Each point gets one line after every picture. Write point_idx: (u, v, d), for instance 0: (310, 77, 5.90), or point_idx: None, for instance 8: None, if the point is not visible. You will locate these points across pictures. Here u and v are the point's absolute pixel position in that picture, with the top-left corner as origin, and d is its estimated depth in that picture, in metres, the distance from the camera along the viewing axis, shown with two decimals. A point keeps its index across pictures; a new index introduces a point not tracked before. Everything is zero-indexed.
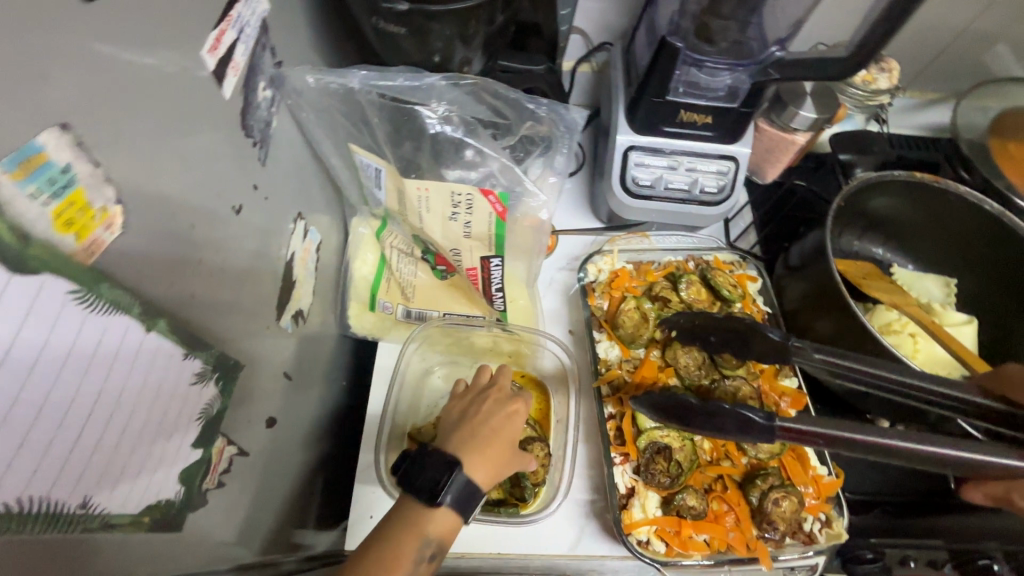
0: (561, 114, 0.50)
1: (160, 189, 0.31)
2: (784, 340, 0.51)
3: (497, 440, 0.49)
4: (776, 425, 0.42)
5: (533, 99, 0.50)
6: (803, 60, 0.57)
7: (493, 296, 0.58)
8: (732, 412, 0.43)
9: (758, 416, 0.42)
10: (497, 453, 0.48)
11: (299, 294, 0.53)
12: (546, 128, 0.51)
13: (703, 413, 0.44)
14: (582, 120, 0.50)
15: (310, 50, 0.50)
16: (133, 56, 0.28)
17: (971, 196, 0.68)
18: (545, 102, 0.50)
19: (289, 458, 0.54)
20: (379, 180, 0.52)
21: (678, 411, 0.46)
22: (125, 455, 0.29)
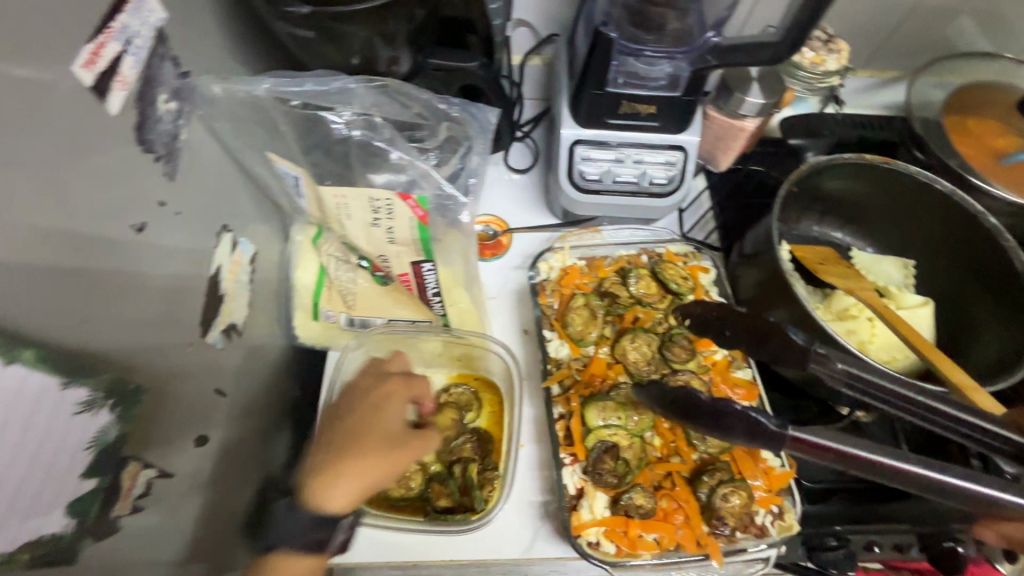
0: (474, 113, 0.49)
1: (24, 215, 0.30)
2: (806, 344, 0.45)
3: (363, 448, 0.48)
4: (787, 435, 0.36)
5: (445, 99, 0.48)
6: (742, 46, 0.57)
7: (430, 299, 0.59)
8: (742, 414, 0.37)
9: (771, 422, 0.36)
10: (359, 465, 0.47)
11: (230, 308, 0.52)
12: (460, 128, 0.50)
13: (706, 411, 0.39)
14: (494, 119, 0.49)
15: (223, 57, 0.48)
16: None
17: (922, 175, 0.67)
18: (457, 101, 0.49)
19: (235, 476, 0.53)
20: (298, 189, 0.52)
21: (684, 409, 0.41)
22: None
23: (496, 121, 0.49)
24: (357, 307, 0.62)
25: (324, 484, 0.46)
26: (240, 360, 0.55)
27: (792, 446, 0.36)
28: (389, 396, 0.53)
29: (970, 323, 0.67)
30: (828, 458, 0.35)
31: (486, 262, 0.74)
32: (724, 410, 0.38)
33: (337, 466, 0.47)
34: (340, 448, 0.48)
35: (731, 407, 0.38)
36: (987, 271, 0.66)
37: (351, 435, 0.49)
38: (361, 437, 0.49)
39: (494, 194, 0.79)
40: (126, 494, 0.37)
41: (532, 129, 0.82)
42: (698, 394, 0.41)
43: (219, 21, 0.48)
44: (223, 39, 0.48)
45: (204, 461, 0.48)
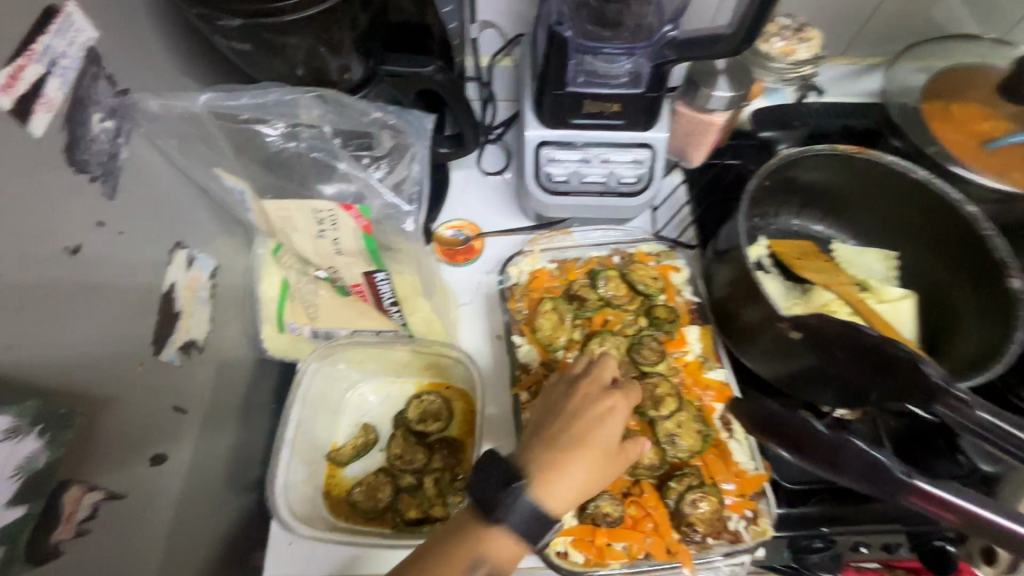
0: (411, 119, 0.49)
1: None
2: (943, 386, 0.42)
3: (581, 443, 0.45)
4: (911, 482, 0.35)
5: (381, 107, 0.48)
6: (698, 39, 0.56)
7: (388, 309, 0.58)
8: (863, 453, 0.36)
9: (894, 467, 0.35)
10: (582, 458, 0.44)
11: (187, 324, 0.52)
12: (399, 135, 0.49)
13: (826, 444, 0.37)
14: (430, 124, 0.49)
15: (165, 74, 0.48)
16: None
17: (898, 164, 0.65)
18: (393, 109, 0.48)
19: (201, 494, 0.53)
20: (246, 204, 0.52)
21: (792, 439, 0.39)
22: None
23: (433, 125, 0.49)
24: (320, 318, 0.61)
25: (552, 493, 0.43)
26: (204, 375, 0.54)
27: (906, 496, 0.35)
28: (601, 417, 0.46)
29: (954, 315, 0.65)
30: (950, 514, 0.34)
31: (457, 268, 0.73)
32: (843, 446, 0.36)
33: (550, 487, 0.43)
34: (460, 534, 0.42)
35: (852, 447, 0.36)
36: (969, 261, 0.64)
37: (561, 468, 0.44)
38: (575, 476, 0.43)
39: (466, 199, 0.78)
40: (67, 520, 0.37)
41: (504, 131, 0.81)
42: (815, 426, 0.39)
43: (160, 38, 0.48)
44: (165, 55, 0.48)
45: (163, 480, 0.48)
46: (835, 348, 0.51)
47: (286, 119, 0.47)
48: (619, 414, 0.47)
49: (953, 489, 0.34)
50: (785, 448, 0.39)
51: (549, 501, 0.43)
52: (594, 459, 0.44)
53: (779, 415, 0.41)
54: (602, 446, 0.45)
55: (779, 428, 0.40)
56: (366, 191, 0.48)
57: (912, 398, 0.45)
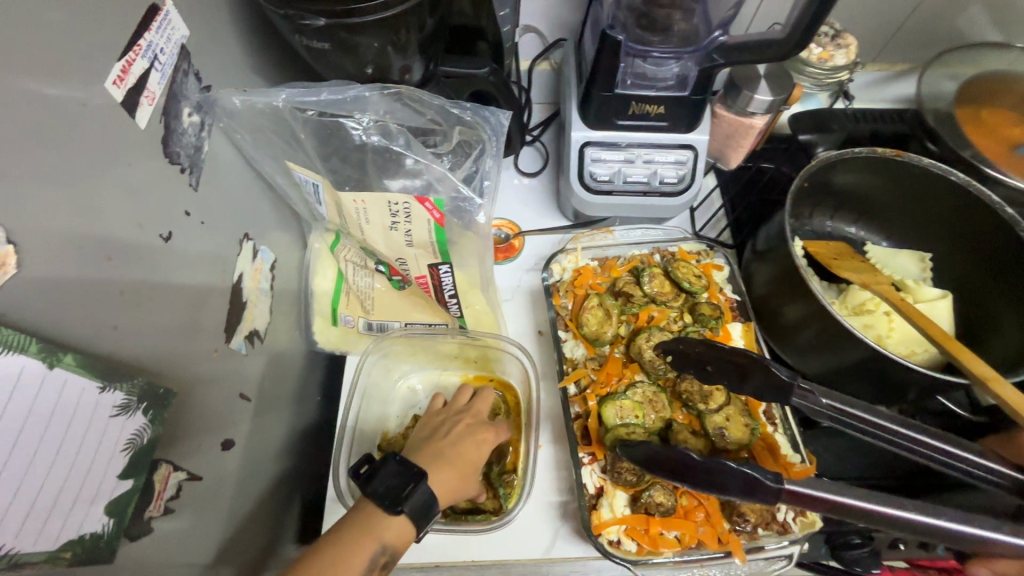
0: (486, 117, 0.50)
1: (65, 226, 0.31)
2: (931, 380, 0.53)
3: (464, 453, 0.51)
4: (783, 488, 0.36)
5: (458, 104, 0.50)
6: (747, 44, 0.57)
7: (446, 302, 0.59)
8: (738, 472, 0.36)
9: (766, 477, 0.36)
10: (458, 469, 0.49)
11: (252, 314, 0.54)
12: (473, 132, 0.51)
13: (702, 470, 0.38)
14: (506, 122, 0.50)
15: (240, 71, 0.50)
16: (19, 85, 0.29)
17: (935, 167, 0.66)
18: (469, 106, 0.50)
19: (260, 479, 0.54)
20: (318, 196, 0.52)
21: (677, 470, 0.39)
22: (27, 503, 0.30)
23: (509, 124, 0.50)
24: (375, 312, 0.63)
25: (438, 474, 0.48)
26: (264, 365, 0.56)
27: (782, 502, 0.36)
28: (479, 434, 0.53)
29: (990, 315, 0.67)
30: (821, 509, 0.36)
31: (499, 265, 0.75)
32: (719, 469, 0.37)
33: (439, 477, 0.48)
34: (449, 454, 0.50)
35: (725, 466, 0.37)
36: (1007, 263, 0.65)
37: (443, 464, 0.49)
38: (453, 476, 0.49)
39: (506, 198, 0.80)
40: (158, 496, 0.39)
41: (542, 133, 0.83)
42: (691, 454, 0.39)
43: (236, 36, 0.49)
44: (239, 52, 0.50)
45: (230, 464, 0.49)
46: (852, 352, 0.57)
47: (365, 114, 0.49)
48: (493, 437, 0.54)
49: (822, 486, 0.37)
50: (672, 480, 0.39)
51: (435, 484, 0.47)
52: (462, 470, 0.49)
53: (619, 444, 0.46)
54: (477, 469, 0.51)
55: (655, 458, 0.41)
56: (436, 183, 0.50)
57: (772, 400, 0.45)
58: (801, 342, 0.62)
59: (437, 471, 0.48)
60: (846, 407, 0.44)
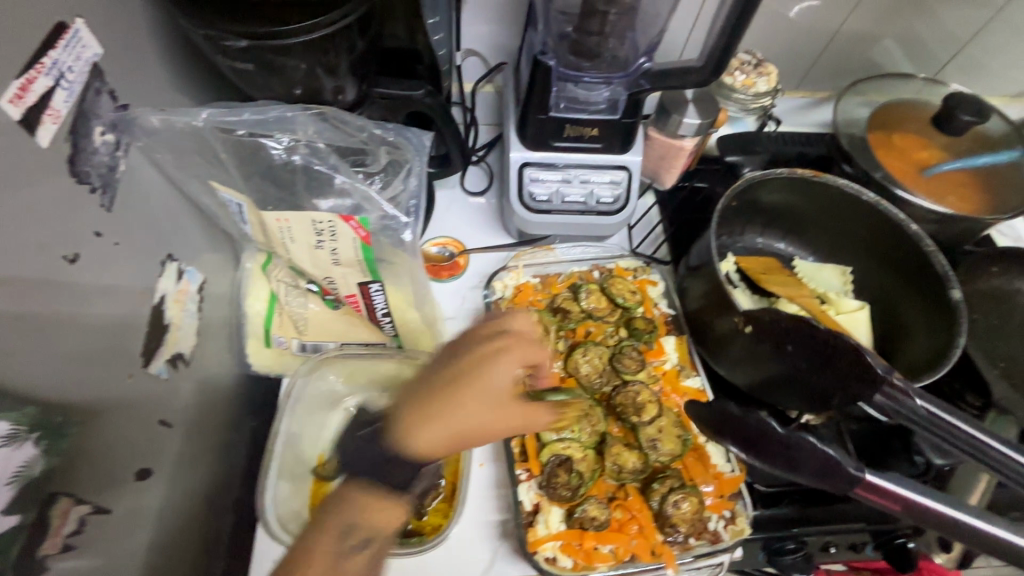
0: (410, 137, 0.51)
1: None
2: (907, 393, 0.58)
3: (462, 390, 0.45)
4: (863, 479, 0.37)
5: (380, 124, 0.50)
6: (671, 71, 0.60)
7: (379, 320, 0.59)
8: (815, 450, 0.39)
9: (848, 464, 0.38)
10: (472, 409, 0.44)
11: (175, 337, 0.52)
12: (398, 152, 0.51)
13: (778, 443, 0.41)
14: (428, 141, 0.51)
15: (161, 91, 0.49)
16: None
17: (850, 187, 0.71)
18: (392, 126, 0.51)
19: (184, 509, 0.52)
20: (242, 216, 0.52)
21: (747, 437, 0.42)
22: None
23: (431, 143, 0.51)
24: (308, 332, 0.61)
25: (412, 430, 0.44)
26: (188, 389, 0.54)
27: (855, 490, 0.38)
28: (489, 362, 0.46)
29: (903, 324, 0.71)
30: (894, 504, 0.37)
31: (441, 284, 0.75)
32: (797, 445, 0.40)
33: (437, 427, 0.44)
34: (444, 391, 0.45)
35: (804, 444, 0.40)
36: (916, 275, 0.70)
37: (427, 411, 0.45)
38: (431, 422, 0.44)
39: (451, 217, 0.81)
40: (57, 533, 0.37)
41: (487, 153, 0.85)
42: (772, 426, 0.42)
43: (158, 56, 0.49)
44: (161, 71, 0.49)
45: (148, 495, 0.47)
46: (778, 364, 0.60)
47: (286, 134, 0.48)
48: (505, 358, 0.47)
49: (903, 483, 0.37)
50: (744, 450, 0.42)
51: (405, 441, 0.44)
52: (475, 413, 0.44)
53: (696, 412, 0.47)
54: (497, 395, 0.45)
55: (729, 425, 0.43)
56: (365, 205, 0.50)
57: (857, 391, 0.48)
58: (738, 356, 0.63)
59: (421, 427, 0.44)
60: (945, 416, 0.43)
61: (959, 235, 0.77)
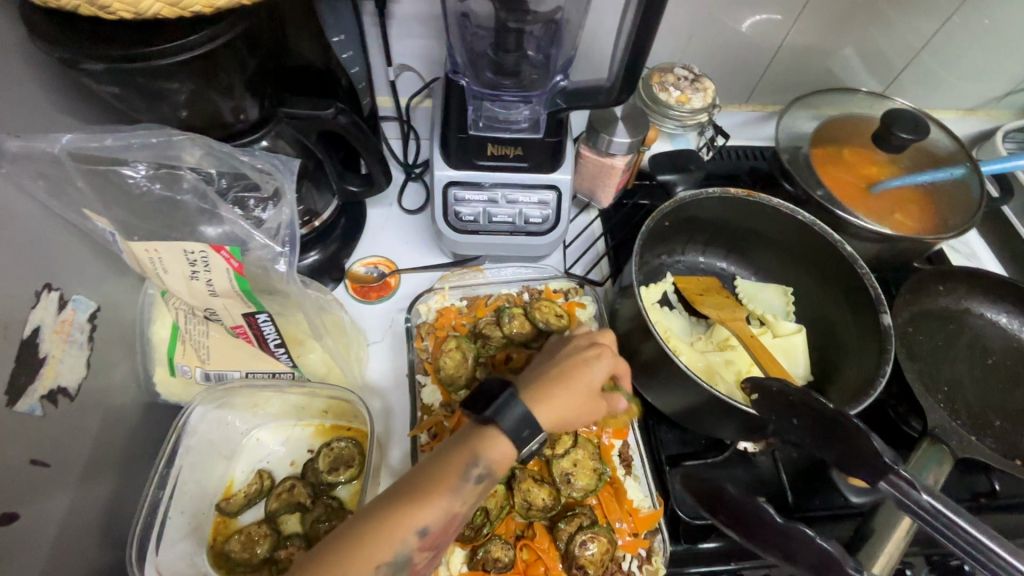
0: (279, 159, 0.50)
1: None
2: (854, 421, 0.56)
3: (576, 379, 0.49)
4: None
5: (246, 150, 0.49)
6: (585, 90, 0.59)
7: (275, 351, 0.57)
8: (816, 547, 0.40)
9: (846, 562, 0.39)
10: (570, 392, 0.48)
11: (53, 371, 0.49)
12: (268, 176, 0.50)
13: (778, 532, 0.41)
14: (294, 160, 0.49)
15: (34, 114, 0.47)
16: None
17: (783, 207, 0.69)
18: (260, 153, 0.49)
19: (65, 555, 0.50)
20: (119, 246, 0.50)
21: (743, 522, 0.43)
22: None
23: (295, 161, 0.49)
24: (211, 361, 0.59)
25: (547, 395, 0.47)
26: (76, 425, 0.52)
27: None
28: (595, 355, 0.51)
29: (841, 346, 0.69)
30: None
31: (371, 305, 0.73)
32: (795, 537, 0.40)
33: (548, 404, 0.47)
34: (568, 372, 0.49)
35: (804, 538, 0.40)
36: (850, 294, 0.68)
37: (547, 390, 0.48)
38: (551, 392, 0.47)
39: (384, 236, 0.78)
40: None
41: (424, 170, 0.83)
42: (771, 513, 0.42)
43: (29, 77, 0.46)
44: (34, 94, 0.47)
45: (17, 541, 0.45)
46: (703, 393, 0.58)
47: (147, 163, 0.48)
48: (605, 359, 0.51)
49: None
50: (734, 527, 0.43)
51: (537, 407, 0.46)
52: (575, 394, 0.48)
53: (735, 504, 0.44)
54: (592, 386, 0.49)
55: (730, 508, 0.44)
56: (239, 235, 0.50)
57: (856, 473, 0.45)
58: (659, 384, 0.62)
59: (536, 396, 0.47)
60: (952, 515, 0.41)
61: (905, 254, 0.75)
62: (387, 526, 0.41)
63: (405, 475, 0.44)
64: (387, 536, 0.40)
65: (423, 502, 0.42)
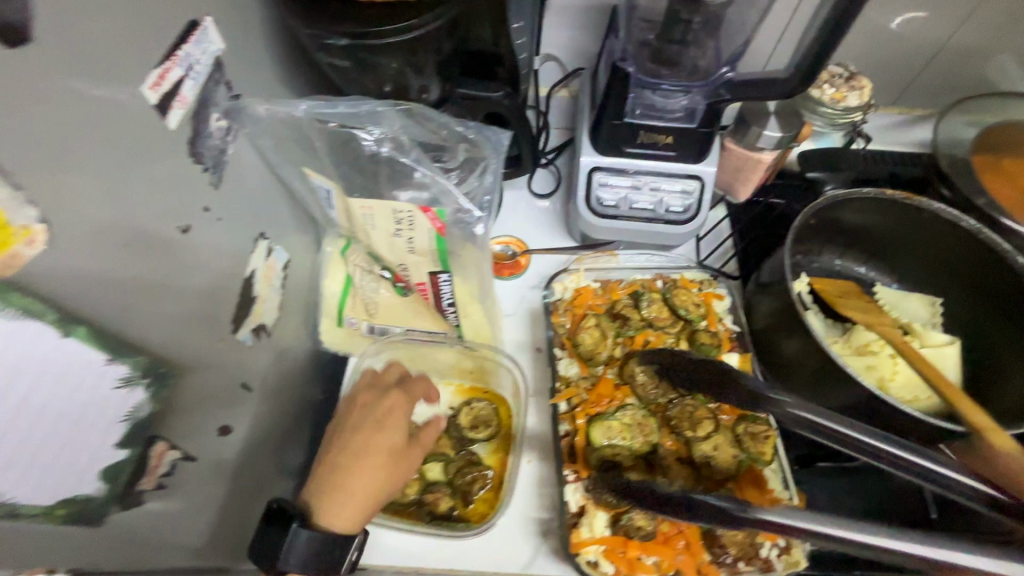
0: (489, 135, 0.54)
1: (105, 209, 0.35)
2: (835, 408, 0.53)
3: (369, 451, 0.53)
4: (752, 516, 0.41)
5: (463, 123, 0.53)
6: (753, 81, 0.59)
7: (445, 310, 0.64)
8: (703, 502, 0.43)
9: (733, 506, 0.42)
10: (366, 469, 0.52)
11: (260, 310, 0.56)
12: (477, 149, 0.54)
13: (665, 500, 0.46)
14: (507, 140, 0.53)
15: (269, 81, 0.54)
16: (82, 86, 0.33)
17: (946, 213, 0.67)
18: (473, 125, 0.54)
19: (252, 470, 0.57)
20: (330, 201, 0.58)
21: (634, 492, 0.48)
22: (35, 452, 0.31)
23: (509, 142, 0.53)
24: (378, 316, 0.66)
25: (335, 500, 0.50)
26: (267, 359, 0.59)
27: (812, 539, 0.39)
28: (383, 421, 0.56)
29: (998, 365, 0.66)
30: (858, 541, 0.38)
31: (505, 282, 0.76)
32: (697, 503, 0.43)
33: (333, 504, 0.50)
34: (350, 450, 0.53)
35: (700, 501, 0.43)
36: (1016, 310, 0.65)
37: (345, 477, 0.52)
38: (348, 489, 0.51)
39: (515, 217, 0.82)
40: (152, 471, 0.41)
41: (556, 156, 0.85)
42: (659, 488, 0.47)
43: (266, 50, 0.53)
44: (268, 66, 0.54)
45: (224, 451, 0.52)
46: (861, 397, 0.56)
47: (376, 128, 0.52)
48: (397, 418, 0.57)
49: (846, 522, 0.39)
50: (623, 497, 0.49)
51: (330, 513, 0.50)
52: (376, 464, 0.53)
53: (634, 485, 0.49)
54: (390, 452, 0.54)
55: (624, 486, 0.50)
56: (444, 198, 0.55)
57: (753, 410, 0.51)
58: (802, 377, 0.61)
59: (347, 485, 0.51)
60: (848, 431, 0.46)
61: None
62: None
63: (332, 439, 0.56)
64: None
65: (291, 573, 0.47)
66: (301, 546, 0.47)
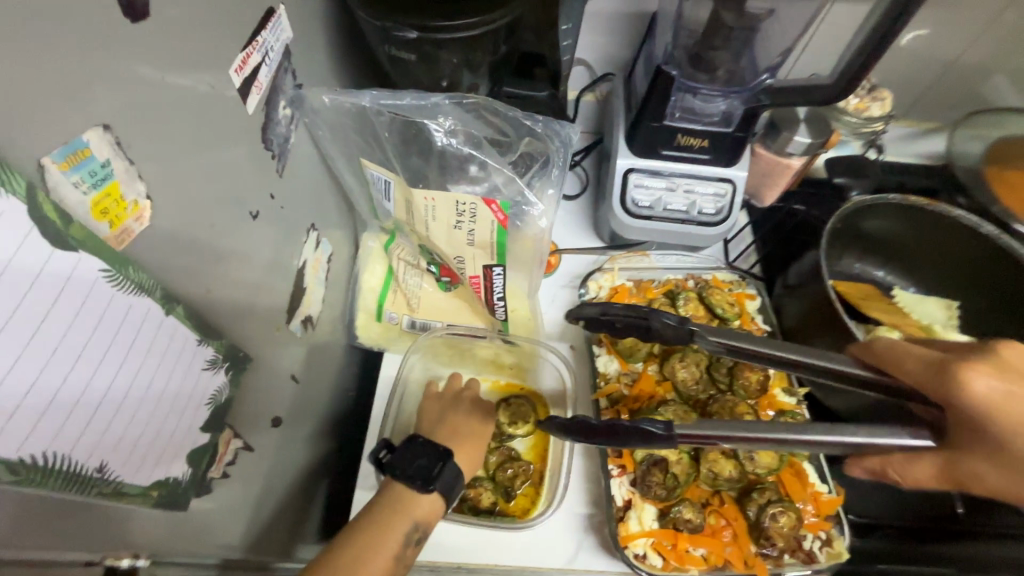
0: (556, 130, 0.55)
1: (199, 189, 0.35)
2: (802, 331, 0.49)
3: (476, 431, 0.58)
4: (675, 434, 0.38)
5: (530, 116, 0.55)
6: (792, 87, 0.61)
7: (494, 305, 0.64)
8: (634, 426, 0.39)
9: (657, 426, 0.38)
10: (472, 445, 0.56)
11: (309, 301, 0.56)
12: (542, 143, 0.55)
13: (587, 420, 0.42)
14: (576, 135, 0.54)
15: (325, 74, 0.54)
16: (189, 67, 0.33)
17: (967, 219, 0.69)
18: (541, 119, 0.55)
19: (294, 463, 0.56)
20: (388, 191, 0.57)
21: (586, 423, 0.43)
22: (140, 432, 0.32)
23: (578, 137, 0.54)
24: (419, 310, 0.66)
25: (460, 452, 0.55)
26: (312, 353, 0.58)
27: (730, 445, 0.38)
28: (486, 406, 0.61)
29: None
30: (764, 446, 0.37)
31: None
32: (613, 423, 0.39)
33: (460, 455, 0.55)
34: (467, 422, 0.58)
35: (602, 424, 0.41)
36: None
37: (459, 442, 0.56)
38: (468, 448, 0.55)
39: None
40: (220, 459, 0.41)
41: (584, 158, 0.86)
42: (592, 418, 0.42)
43: (325, 43, 0.53)
44: (325, 59, 0.54)
45: (274, 443, 0.51)
46: None
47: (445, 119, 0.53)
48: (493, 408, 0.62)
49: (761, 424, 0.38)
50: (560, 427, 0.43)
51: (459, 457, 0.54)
52: (474, 445, 0.57)
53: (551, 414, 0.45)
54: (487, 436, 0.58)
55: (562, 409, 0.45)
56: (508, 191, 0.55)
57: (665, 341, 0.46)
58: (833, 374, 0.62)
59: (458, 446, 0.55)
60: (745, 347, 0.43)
61: None
62: (392, 516, 0.48)
63: (433, 409, 0.60)
64: (389, 525, 0.47)
65: (395, 520, 0.48)
66: (444, 479, 0.52)
